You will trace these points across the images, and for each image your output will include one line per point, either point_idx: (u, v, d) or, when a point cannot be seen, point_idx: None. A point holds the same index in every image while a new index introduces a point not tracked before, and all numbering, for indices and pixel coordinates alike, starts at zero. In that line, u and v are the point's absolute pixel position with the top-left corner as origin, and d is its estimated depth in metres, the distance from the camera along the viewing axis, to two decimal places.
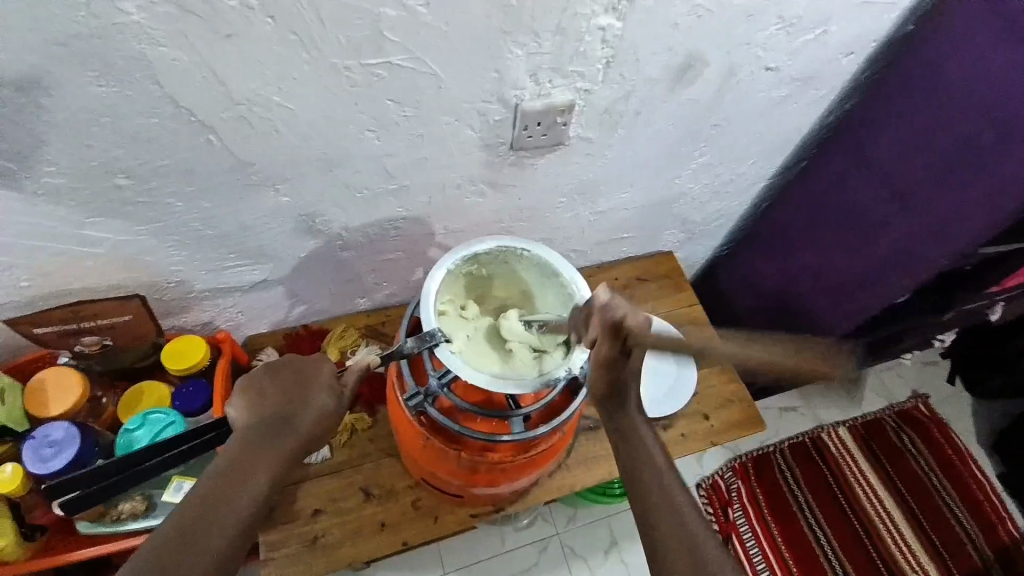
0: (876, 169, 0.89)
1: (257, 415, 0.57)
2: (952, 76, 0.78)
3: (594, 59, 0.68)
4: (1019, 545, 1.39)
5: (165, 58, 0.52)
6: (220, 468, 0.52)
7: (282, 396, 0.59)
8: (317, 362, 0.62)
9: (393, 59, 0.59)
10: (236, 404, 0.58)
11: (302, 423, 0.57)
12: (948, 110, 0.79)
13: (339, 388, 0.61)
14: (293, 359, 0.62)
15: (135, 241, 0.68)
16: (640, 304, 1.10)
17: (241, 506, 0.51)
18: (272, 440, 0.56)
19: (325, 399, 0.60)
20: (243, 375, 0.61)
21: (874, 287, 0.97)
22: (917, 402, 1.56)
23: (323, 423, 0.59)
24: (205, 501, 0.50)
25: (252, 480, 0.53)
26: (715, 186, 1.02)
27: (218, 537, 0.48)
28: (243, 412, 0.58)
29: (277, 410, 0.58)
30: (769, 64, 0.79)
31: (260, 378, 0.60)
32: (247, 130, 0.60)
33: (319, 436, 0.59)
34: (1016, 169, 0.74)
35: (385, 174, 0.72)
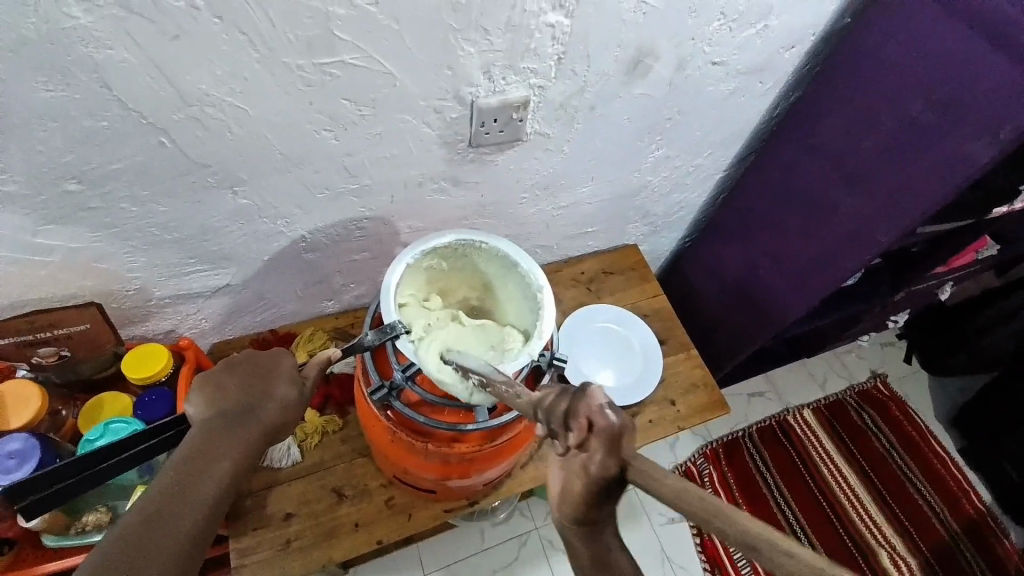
0: (822, 155, 0.94)
1: (218, 409, 0.57)
2: (885, 65, 0.82)
3: (546, 55, 0.69)
4: (973, 514, 1.47)
5: (111, 59, 0.51)
6: (180, 462, 0.52)
7: (243, 389, 0.58)
8: (278, 355, 0.63)
9: (346, 57, 0.59)
10: (195, 399, 0.57)
11: (265, 415, 0.58)
12: (884, 95, 0.83)
13: (301, 380, 0.62)
14: (253, 353, 0.62)
15: (89, 248, 0.67)
16: (606, 296, 1.13)
17: (204, 497, 0.51)
18: (235, 432, 0.55)
19: (288, 392, 0.60)
20: (202, 372, 0.60)
21: (823, 269, 1.01)
22: (875, 380, 1.63)
23: (287, 415, 0.59)
24: (167, 494, 0.49)
25: (215, 472, 0.52)
26: (673, 178, 1.05)
27: (181, 528, 0.48)
28: (203, 407, 0.57)
29: (239, 402, 0.57)
30: (715, 58, 0.82)
31: (219, 374, 0.59)
32: (201, 131, 0.60)
33: (282, 427, 0.59)
34: (951, 144, 0.78)
35: (346, 173, 0.73)
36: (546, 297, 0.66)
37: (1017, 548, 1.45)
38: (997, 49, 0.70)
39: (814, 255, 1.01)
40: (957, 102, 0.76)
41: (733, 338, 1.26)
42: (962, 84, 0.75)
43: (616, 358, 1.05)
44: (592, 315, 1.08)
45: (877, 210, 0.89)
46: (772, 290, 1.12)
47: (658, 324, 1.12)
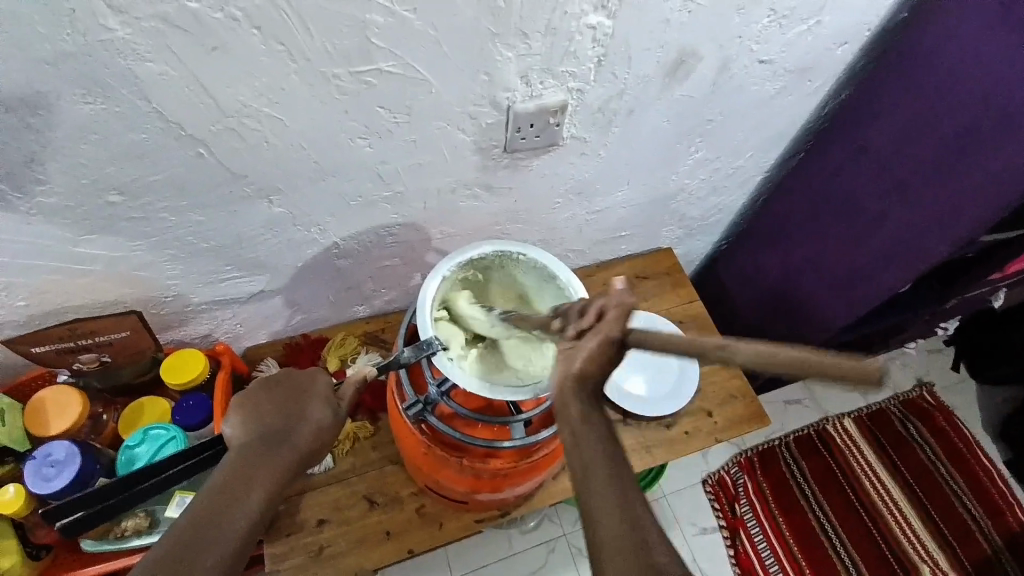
0: (870, 160, 0.89)
1: (253, 429, 0.57)
2: (943, 65, 0.77)
3: (585, 58, 0.67)
4: None
5: (151, 73, 0.51)
6: (214, 485, 0.51)
7: (278, 410, 0.59)
8: (313, 373, 0.63)
9: (382, 65, 0.58)
10: (232, 420, 0.58)
11: (299, 437, 0.57)
12: (943, 96, 0.78)
13: (335, 400, 0.62)
14: (290, 372, 0.62)
15: (129, 257, 0.68)
16: (640, 302, 1.10)
17: (236, 522, 0.50)
18: (269, 455, 0.55)
19: (322, 413, 0.60)
20: (240, 393, 0.61)
21: (871, 278, 0.96)
22: (922, 390, 1.55)
23: (320, 437, 0.59)
24: (198, 519, 0.49)
25: (248, 496, 0.52)
26: (712, 181, 1.01)
27: (209, 557, 0.47)
28: (239, 427, 0.57)
29: (274, 424, 0.57)
30: (762, 57, 0.78)
31: (255, 393, 0.60)
32: (238, 142, 0.60)
33: (316, 449, 0.59)
34: (1011, 154, 0.72)
35: (379, 181, 0.72)
36: None
37: None
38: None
39: (859, 265, 0.96)
40: (1015, 111, 0.70)
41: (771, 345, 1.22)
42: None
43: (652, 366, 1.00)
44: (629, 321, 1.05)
45: (931, 221, 0.83)
46: (815, 297, 1.07)
47: (694, 332, 1.08)
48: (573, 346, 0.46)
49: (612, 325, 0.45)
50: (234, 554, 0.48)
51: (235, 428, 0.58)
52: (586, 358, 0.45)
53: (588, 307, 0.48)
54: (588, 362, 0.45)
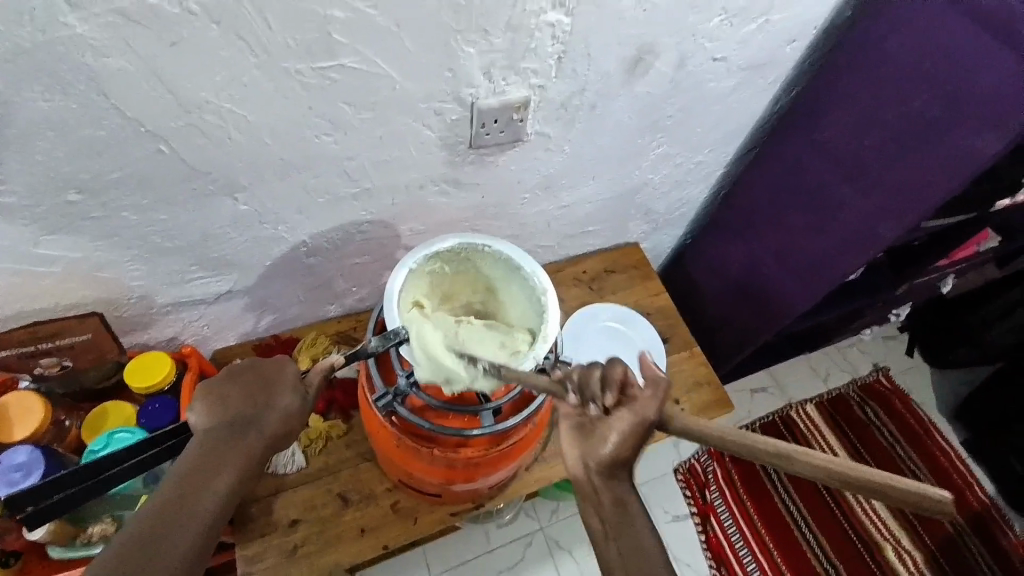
0: (828, 150, 0.93)
1: (218, 418, 0.56)
2: (885, 59, 0.82)
3: (546, 55, 0.69)
4: (982, 506, 1.45)
5: (109, 68, 0.51)
6: (179, 476, 0.52)
7: (245, 398, 0.58)
8: (280, 363, 0.62)
9: (345, 61, 0.59)
10: (196, 407, 0.57)
11: (266, 425, 0.57)
12: (886, 87, 0.83)
13: (303, 389, 0.61)
14: (254, 362, 0.61)
15: (90, 257, 0.67)
16: (609, 295, 1.13)
17: (203, 513, 0.50)
18: (234, 444, 0.55)
19: (290, 401, 0.59)
20: (205, 380, 0.59)
21: (825, 266, 1.00)
22: (878, 374, 1.60)
23: (288, 423, 0.59)
24: (163, 511, 0.49)
25: (214, 485, 0.52)
26: (674, 176, 1.04)
27: (176, 546, 0.47)
28: (204, 415, 0.56)
29: (240, 411, 0.57)
30: (716, 55, 0.82)
31: (220, 383, 0.59)
32: (200, 139, 0.60)
33: (284, 436, 0.58)
34: (955, 139, 0.77)
35: (346, 177, 0.72)
36: (551, 297, 0.65)
37: None
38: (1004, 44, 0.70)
39: (816, 253, 1.01)
40: (962, 95, 0.75)
41: (735, 335, 1.26)
42: (964, 77, 0.75)
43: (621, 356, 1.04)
44: (598, 312, 1.07)
45: (881, 207, 0.88)
46: (775, 286, 1.11)
47: (662, 323, 1.11)
48: (605, 423, 0.52)
49: (650, 405, 0.50)
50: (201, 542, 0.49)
51: (200, 415, 0.57)
52: (620, 435, 0.51)
53: (610, 377, 0.52)
54: (620, 439, 0.52)
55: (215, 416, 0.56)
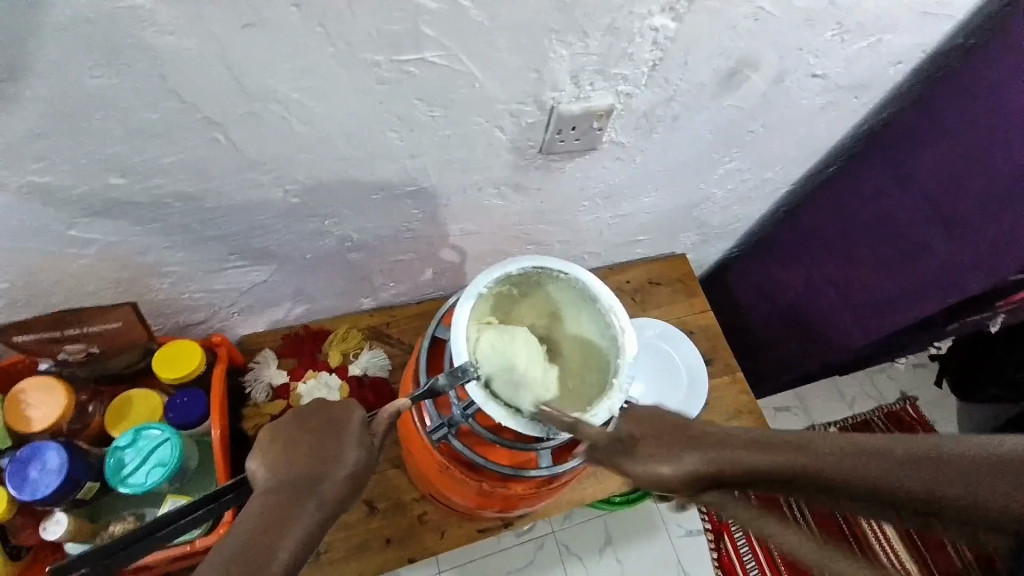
0: (915, 186, 0.85)
1: (281, 472, 0.47)
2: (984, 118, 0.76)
3: (642, 62, 0.62)
4: None
5: (171, 47, 0.45)
6: (223, 555, 0.39)
7: (309, 455, 0.49)
8: (348, 405, 0.55)
9: (428, 55, 0.52)
10: (260, 458, 0.49)
11: (332, 484, 0.47)
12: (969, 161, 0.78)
13: (371, 440, 0.52)
14: (325, 402, 0.54)
15: (127, 242, 0.61)
16: (653, 309, 1.07)
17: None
18: (297, 501, 0.45)
19: (358, 455, 0.50)
20: (268, 426, 0.52)
21: (896, 311, 0.93)
22: (905, 403, 1.59)
23: (353, 483, 0.49)
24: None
25: (269, 565, 0.40)
26: (739, 191, 0.97)
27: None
28: (265, 469, 0.48)
29: (302, 470, 0.47)
30: (817, 71, 0.74)
31: (285, 428, 0.52)
32: (260, 128, 0.54)
33: (349, 500, 0.48)
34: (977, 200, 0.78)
35: (405, 176, 0.66)
36: (630, 342, 0.60)
37: None
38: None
39: (885, 293, 0.93)
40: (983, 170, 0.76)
41: (776, 360, 1.20)
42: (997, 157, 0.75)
43: (662, 379, 0.99)
44: (641, 329, 1.01)
45: (976, 259, 0.79)
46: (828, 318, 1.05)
47: (704, 343, 1.06)
48: None
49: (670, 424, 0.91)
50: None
51: (261, 468, 0.48)
52: None
53: None
54: None
55: (276, 473, 0.47)
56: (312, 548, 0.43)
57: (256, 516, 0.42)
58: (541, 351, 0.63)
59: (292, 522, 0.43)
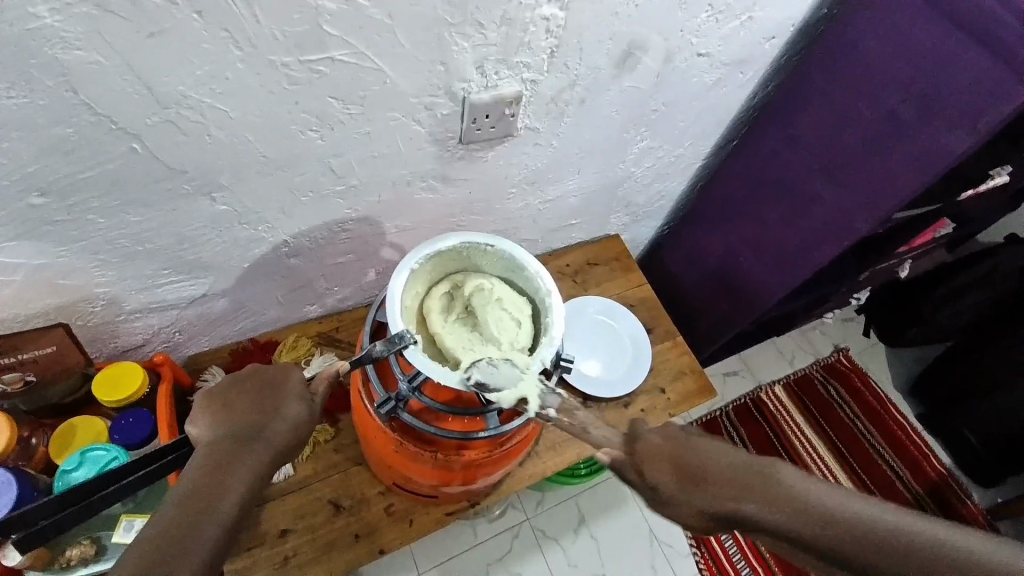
0: (804, 142, 0.93)
1: (225, 427, 0.53)
2: (862, 67, 0.83)
3: (539, 50, 0.67)
4: (945, 479, 1.48)
5: (80, 61, 0.47)
6: (178, 495, 0.48)
7: (251, 408, 0.55)
8: (284, 369, 0.59)
9: (335, 54, 0.56)
10: (201, 418, 0.54)
11: (272, 434, 0.54)
12: (889, 134, 0.82)
13: (309, 396, 0.59)
14: (258, 369, 0.58)
15: (53, 263, 0.62)
16: (593, 287, 1.12)
17: (208, 533, 0.47)
18: (242, 452, 0.52)
19: (298, 409, 0.57)
20: (202, 392, 0.56)
21: (799, 259, 1.02)
22: (839, 354, 1.63)
23: (295, 434, 0.56)
24: (171, 528, 0.45)
25: (218, 506, 0.48)
26: (656, 168, 1.05)
27: (186, 565, 0.44)
28: (208, 426, 0.53)
29: (245, 421, 0.54)
30: (702, 50, 0.82)
31: (221, 390, 0.56)
32: (177, 136, 0.56)
33: (291, 448, 0.56)
34: (903, 182, 0.82)
35: (332, 174, 0.69)
36: (556, 301, 0.67)
37: (981, 508, 1.46)
38: (986, 45, 0.70)
39: (792, 242, 1.02)
40: (895, 161, 0.82)
41: (711, 324, 1.28)
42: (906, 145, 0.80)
43: (607, 350, 1.04)
44: (582, 307, 1.07)
45: (858, 201, 0.89)
46: (751, 277, 1.13)
47: (644, 314, 1.11)
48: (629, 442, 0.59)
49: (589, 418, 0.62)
50: (208, 565, 0.45)
51: (204, 429, 0.53)
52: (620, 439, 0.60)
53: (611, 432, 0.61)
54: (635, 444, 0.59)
55: (219, 429, 0.53)
56: (255, 490, 0.51)
57: (207, 463, 0.50)
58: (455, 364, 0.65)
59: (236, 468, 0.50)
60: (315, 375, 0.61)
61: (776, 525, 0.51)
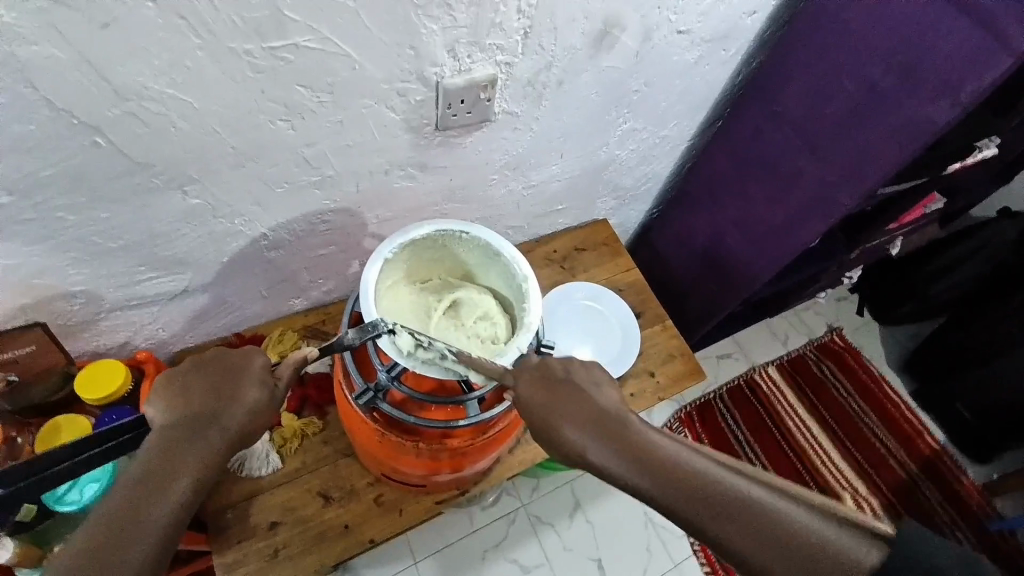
0: (786, 119, 0.93)
1: (180, 413, 0.53)
2: (842, 42, 0.82)
3: (512, 30, 0.66)
4: (939, 455, 1.49)
5: (37, 56, 0.46)
6: (130, 479, 0.48)
7: (207, 391, 0.54)
8: (247, 354, 0.59)
9: (299, 40, 0.55)
10: (159, 401, 0.54)
11: (229, 422, 0.54)
12: (870, 112, 0.81)
13: (271, 381, 0.58)
14: (221, 353, 0.58)
15: (26, 263, 0.61)
16: (581, 273, 1.11)
17: (161, 512, 0.48)
18: (196, 440, 0.52)
19: (257, 395, 0.56)
20: (163, 373, 0.56)
21: (786, 236, 1.01)
22: (832, 333, 1.63)
23: (254, 419, 0.56)
24: (117, 515, 0.46)
25: (171, 494, 0.49)
26: (640, 151, 1.04)
27: (136, 551, 0.45)
28: (161, 410, 0.53)
29: (202, 406, 0.54)
30: (681, 27, 0.81)
31: (182, 374, 0.56)
32: (141, 128, 0.55)
33: (250, 432, 0.56)
34: (879, 158, 0.82)
35: (306, 165, 0.68)
36: (533, 287, 0.67)
37: (975, 483, 1.48)
38: (965, 11, 0.69)
39: (779, 220, 1.01)
40: (870, 138, 0.82)
41: (699, 307, 1.28)
42: (885, 122, 0.80)
43: (593, 335, 1.03)
44: (569, 293, 1.06)
45: (840, 174, 0.88)
46: (739, 258, 1.13)
47: (633, 298, 1.10)
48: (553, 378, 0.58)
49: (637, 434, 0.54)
50: (164, 548, 0.47)
51: (160, 413, 0.53)
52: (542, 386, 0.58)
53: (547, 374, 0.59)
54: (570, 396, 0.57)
55: (175, 414, 0.53)
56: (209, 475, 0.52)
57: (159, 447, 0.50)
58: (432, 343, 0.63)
59: (191, 454, 0.51)
60: (281, 361, 0.60)
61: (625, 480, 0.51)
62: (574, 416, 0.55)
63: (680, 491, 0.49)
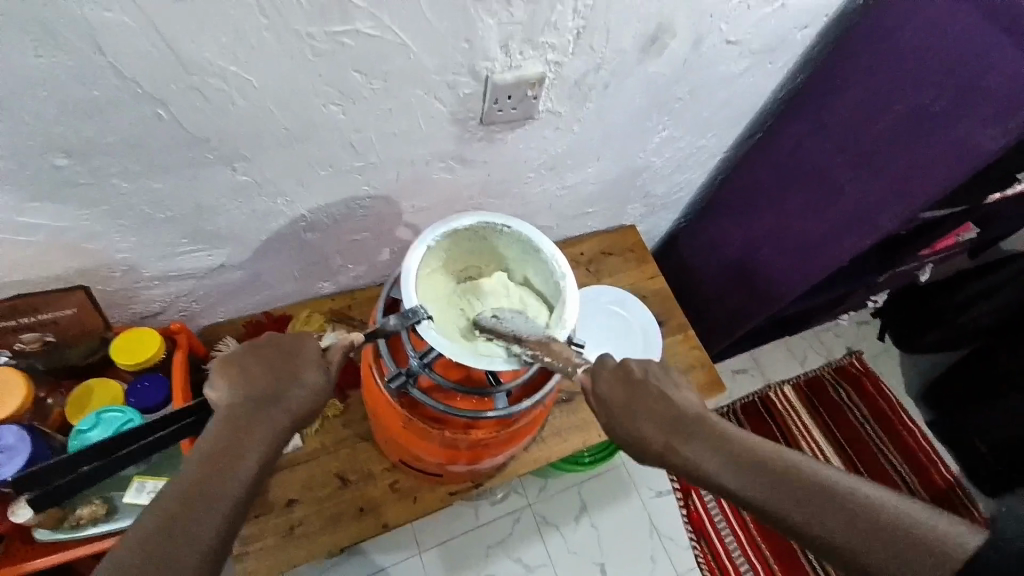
0: (829, 138, 0.92)
1: (243, 394, 0.54)
2: (896, 63, 0.81)
3: (566, 30, 0.66)
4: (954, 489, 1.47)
5: (110, 24, 0.47)
6: (199, 457, 0.49)
7: (268, 372, 0.56)
8: (302, 337, 0.59)
9: (360, 26, 0.55)
10: (222, 382, 0.55)
11: (288, 403, 0.55)
12: (919, 137, 0.80)
13: (326, 363, 0.59)
14: (276, 337, 0.59)
15: (76, 226, 0.63)
16: (606, 278, 1.11)
17: (229, 489, 0.48)
18: (258, 420, 0.53)
19: (315, 376, 0.57)
20: (221, 356, 0.57)
21: (819, 256, 1.00)
22: (852, 357, 1.61)
23: (311, 401, 0.57)
24: (192, 489, 0.47)
25: (237, 471, 0.50)
26: (676, 159, 1.03)
27: (209, 523, 0.46)
28: (226, 391, 0.54)
29: (264, 387, 0.55)
30: (731, 37, 0.80)
31: (241, 355, 0.57)
32: (200, 102, 0.56)
33: (307, 415, 0.57)
34: (926, 182, 0.81)
35: (351, 150, 0.69)
36: (570, 287, 0.67)
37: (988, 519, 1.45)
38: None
39: (813, 237, 1.00)
40: (920, 162, 0.81)
41: (719, 321, 1.27)
42: (937, 148, 0.79)
43: (616, 341, 1.03)
44: (594, 296, 1.06)
45: (884, 198, 0.87)
46: (767, 274, 1.12)
47: (656, 306, 1.10)
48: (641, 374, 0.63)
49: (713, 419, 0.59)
50: (233, 521, 0.48)
51: (224, 394, 0.54)
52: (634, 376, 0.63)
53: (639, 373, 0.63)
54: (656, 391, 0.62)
55: (238, 394, 0.54)
56: (270, 457, 0.53)
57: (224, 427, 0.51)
58: (519, 343, 0.64)
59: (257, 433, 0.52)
60: (330, 344, 0.61)
61: (722, 477, 0.55)
62: (654, 417, 0.60)
63: (771, 483, 0.53)
